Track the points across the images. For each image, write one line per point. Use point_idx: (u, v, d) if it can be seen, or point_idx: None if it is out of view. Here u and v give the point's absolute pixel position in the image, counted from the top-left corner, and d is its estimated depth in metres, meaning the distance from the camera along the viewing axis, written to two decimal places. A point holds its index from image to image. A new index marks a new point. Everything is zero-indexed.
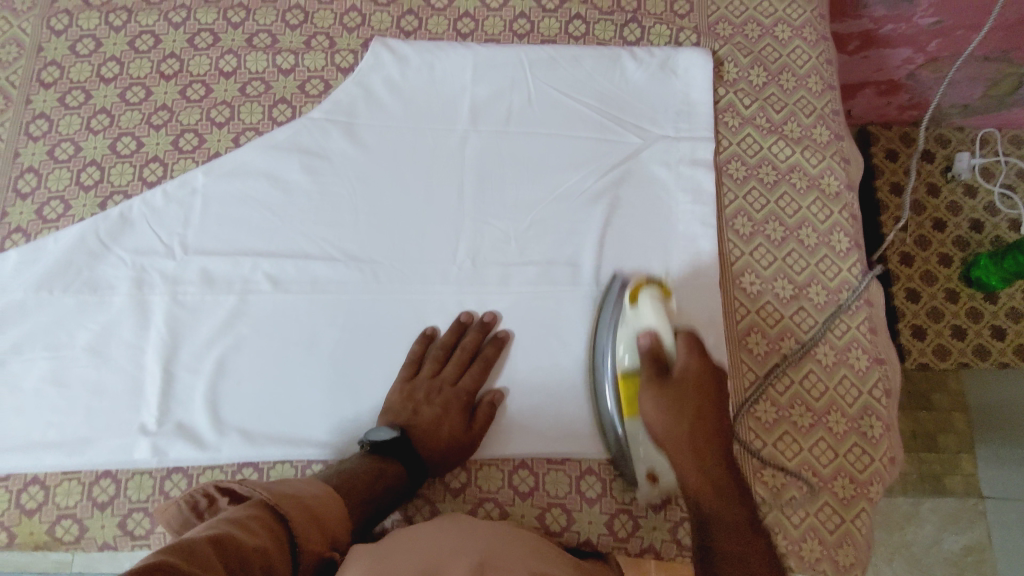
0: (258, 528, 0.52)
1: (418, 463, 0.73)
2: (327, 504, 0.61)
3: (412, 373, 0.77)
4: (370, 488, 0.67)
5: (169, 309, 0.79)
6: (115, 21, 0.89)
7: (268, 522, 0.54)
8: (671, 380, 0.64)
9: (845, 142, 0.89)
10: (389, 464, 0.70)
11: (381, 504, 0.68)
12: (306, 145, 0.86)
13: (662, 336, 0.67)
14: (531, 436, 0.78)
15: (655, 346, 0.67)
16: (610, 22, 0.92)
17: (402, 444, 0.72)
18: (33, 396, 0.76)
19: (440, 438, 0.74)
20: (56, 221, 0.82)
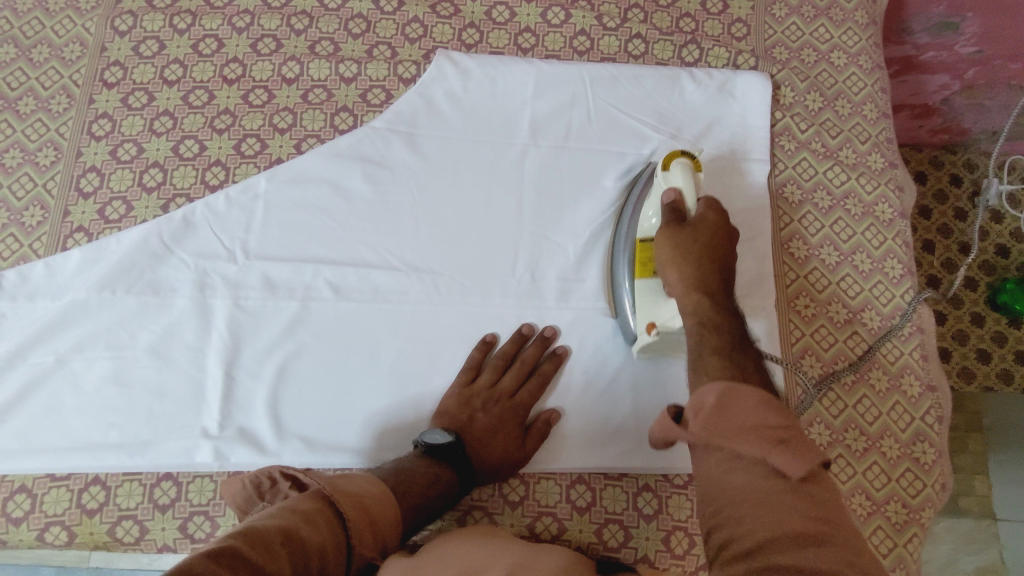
0: (320, 523, 0.55)
1: (470, 472, 0.73)
2: (381, 502, 0.63)
3: (471, 379, 0.78)
4: (422, 494, 0.68)
5: (231, 313, 0.79)
6: (179, 23, 0.89)
7: (331, 517, 0.57)
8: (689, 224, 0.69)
9: (898, 170, 0.90)
10: (443, 470, 0.71)
11: (428, 509, 0.68)
12: (368, 154, 0.86)
13: (687, 196, 0.70)
14: (583, 451, 0.78)
15: (678, 202, 0.70)
16: (670, 43, 0.93)
17: (457, 452, 0.72)
18: (94, 396, 0.76)
19: (494, 450, 0.74)
20: (119, 221, 0.82)
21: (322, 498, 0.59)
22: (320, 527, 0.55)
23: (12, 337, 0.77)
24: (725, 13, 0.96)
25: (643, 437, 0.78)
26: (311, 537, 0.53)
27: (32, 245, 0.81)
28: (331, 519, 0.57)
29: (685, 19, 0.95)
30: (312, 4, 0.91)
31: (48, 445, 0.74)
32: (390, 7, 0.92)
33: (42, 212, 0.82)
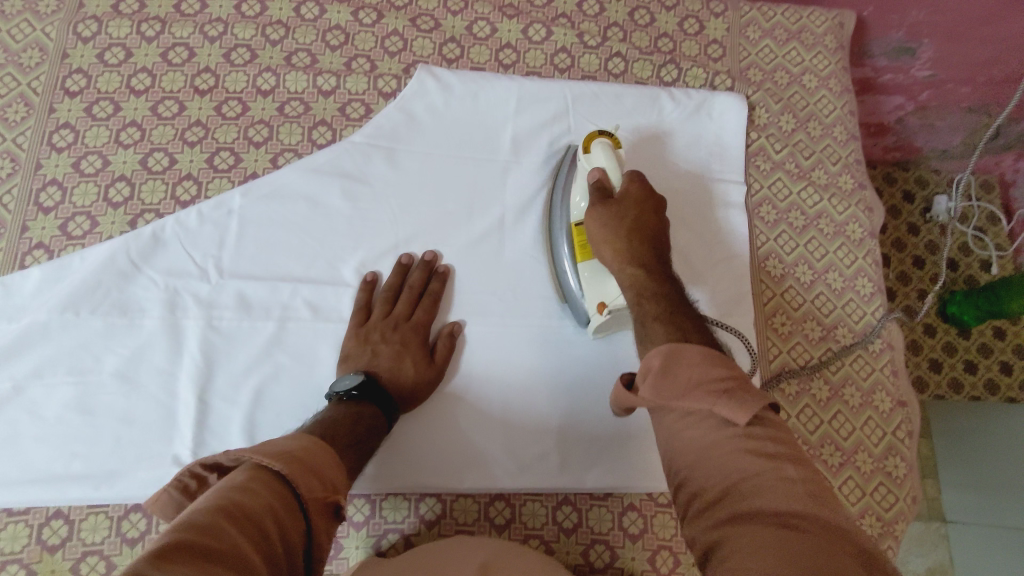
0: (258, 490, 0.48)
1: (389, 403, 0.72)
2: (316, 451, 0.56)
3: (364, 318, 0.78)
4: (352, 432, 0.64)
5: (203, 335, 0.76)
6: (147, 31, 0.86)
7: (267, 481, 0.50)
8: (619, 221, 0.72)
9: (867, 191, 0.93)
10: (363, 406, 0.68)
11: (365, 444, 0.64)
12: (347, 169, 0.83)
13: (611, 176, 0.74)
14: (512, 408, 0.78)
15: (603, 181, 0.74)
16: (649, 63, 0.94)
17: (371, 388, 0.71)
18: (57, 425, 0.72)
19: (406, 379, 0.74)
20: (82, 238, 0.78)
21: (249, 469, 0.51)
22: (260, 496, 0.48)
23: None
24: (701, 34, 0.97)
25: (624, 452, 0.78)
26: (253, 509, 0.46)
27: None
28: (270, 484, 0.50)
29: (663, 38, 0.96)
30: (287, 13, 0.89)
31: (5, 478, 0.70)
32: (368, 19, 0.90)
33: None
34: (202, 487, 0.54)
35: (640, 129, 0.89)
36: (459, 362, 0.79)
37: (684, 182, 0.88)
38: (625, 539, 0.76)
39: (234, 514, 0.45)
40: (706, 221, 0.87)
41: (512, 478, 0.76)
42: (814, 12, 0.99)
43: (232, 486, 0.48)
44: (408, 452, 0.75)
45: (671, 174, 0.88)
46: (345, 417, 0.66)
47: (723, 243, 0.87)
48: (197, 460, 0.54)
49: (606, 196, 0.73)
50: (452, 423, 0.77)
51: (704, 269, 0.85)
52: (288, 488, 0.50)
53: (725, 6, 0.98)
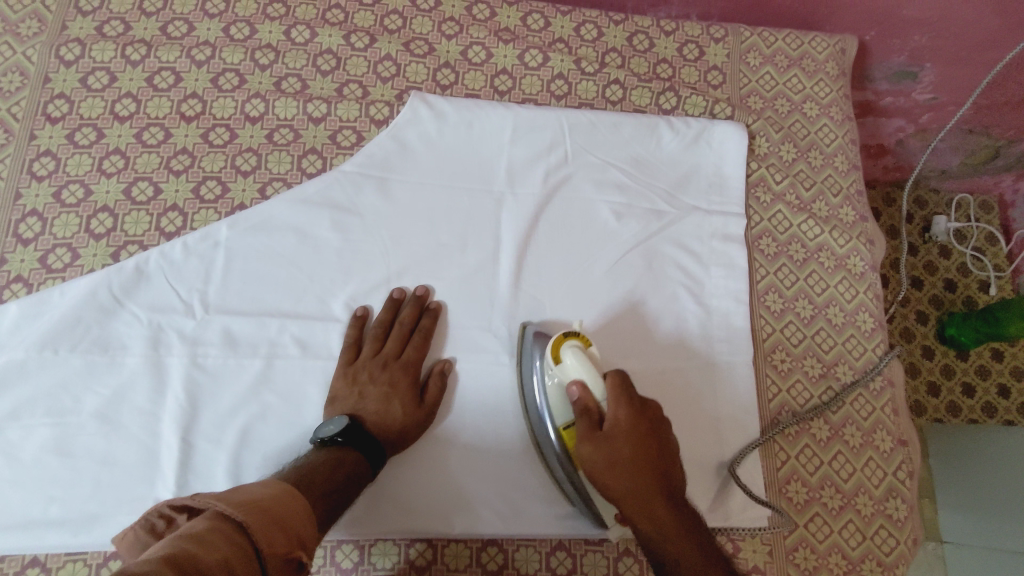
0: (215, 539, 0.45)
1: (376, 447, 0.69)
2: (288, 504, 0.53)
3: (354, 356, 0.76)
4: (331, 479, 0.62)
5: (187, 373, 0.73)
6: (132, 54, 0.83)
7: (226, 529, 0.47)
8: (604, 432, 0.65)
9: (869, 223, 0.91)
10: (348, 451, 0.66)
11: (348, 492, 0.62)
12: (337, 200, 0.81)
13: (591, 388, 0.66)
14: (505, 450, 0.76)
15: (586, 401, 0.66)
16: (648, 90, 0.92)
17: (356, 432, 0.69)
18: (34, 468, 0.69)
19: (394, 422, 0.72)
20: (62, 271, 0.76)
21: (213, 516, 0.48)
22: (215, 543, 0.44)
23: None
24: (701, 59, 0.95)
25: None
26: (204, 555, 0.42)
27: None
28: (230, 533, 0.46)
29: (662, 64, 0.94)
30: (277, 37, 0.87)
31: None
32: (360, 43, 0.88)
33: None
34: (166, 529, 0.50)
35: (606, 312, 0.81)
36: (451, 401, 0.77)
37: (668, 353, 0.81)
38: None
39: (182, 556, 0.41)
40: (692, 401, 0.80)
41: (505, 524, 0.74)
42: (816, 38, 0.98)
43: (188, 532, 0.45)
44: (398, 496, 0.73)
45: (652, 350, 0.81)
46: (332, 465, 0.64)
47: (713, 437, 0.79)
48: (167, 501, 0.52)
49: (596, 430, 0.65)
50: (444, 466, 0.75)
51: (689, 473, 0.78)
52: (247, 537, 0.46)
53: (725, 31, 0.96)
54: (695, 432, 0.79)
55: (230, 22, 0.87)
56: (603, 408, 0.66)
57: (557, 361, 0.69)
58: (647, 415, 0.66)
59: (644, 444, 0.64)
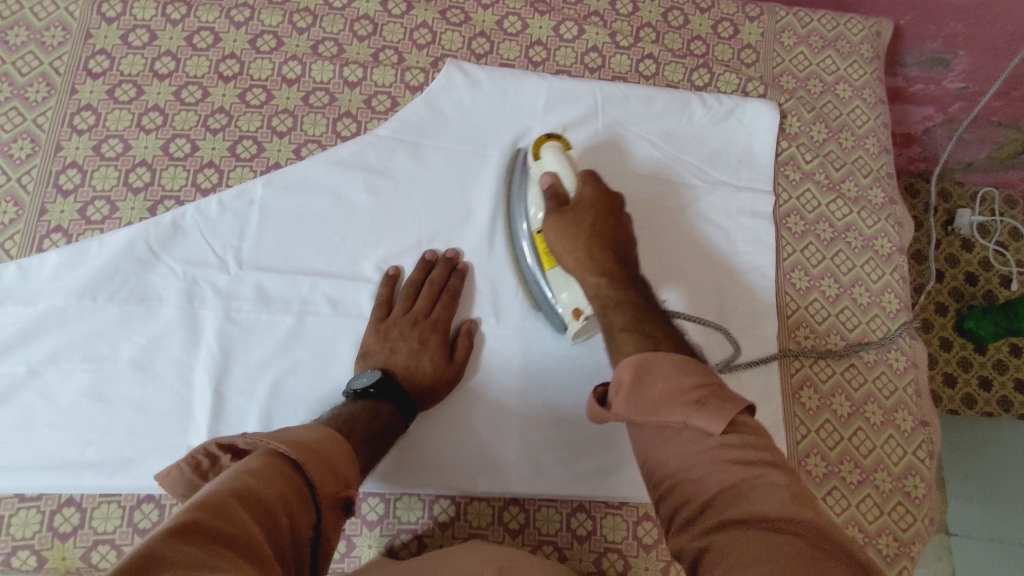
0: (272, 475, 0.47)
1: (407, 401, 0.71)
2: (332, 445, 0.55)
3: (385, 313, 0.77)
4: (367, 429, 0.64)
5: (221, 326, 0.75)
6: (173, 14, 0.84)
7: (281, 468, 0.49)
8: (570, 207, 0.68)
9: (897, 206, 0.91)
10: (381, 404, 0.67)
11: (379, 442, 0.64)
12: (371, 162, 0.82)
13: (563, 178, 0.70)
14: (529, 411, 0.77)
15: (556, 186, 0.69)
16: (681, 66, 0.92)
17: (388, 385, 0.69)
18: (71, 410, 0.71)
19: (424, 376, 0.73)
20: (101, 223, 0.77)
21: (266, 453, 0.50)
22: (272, 481, 0.47)
23: None
24: (735, 38, 0.95)
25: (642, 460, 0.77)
26: (264, 492, 0.45)
27: (4, 244, 0.75)
28: (284, 471, 0.49)
29: (696, 41, 0.94)
30: (316, 1, 0.87)
31: (17, 463, 0.69)
32: (397, 10, 0.89)
33: (15, 209, 0.76)
34: (214, 465, 0.53)
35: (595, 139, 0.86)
36: (477, 361, 0.78)
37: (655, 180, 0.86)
38: (640, 550, 0.74)
39: (245, 492, 0.44)
40: (674, 239, 0.84)
41: (528, 484, 0.75)
42: (851, 20, 0.97)
43: (246, 468, 0.47)
44: (422, 452, 0.74)
45: (637, 178, 0.85)
46: (364, 415, 0.65)
47: (698, 275, 0.84)
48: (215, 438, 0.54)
49: (563, 206, 0.68)
50: (468, 425, 0.76)
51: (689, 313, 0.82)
52: (301, 475, 0.49)
53: (760, 10, 0.96)
54: (681, 266, 0.83)
55: None
56: (571, 191, 0.69)
57: (537, 158, 0.73)
58: (613, 201, 0.69)
59: (607, 218, 0.68)
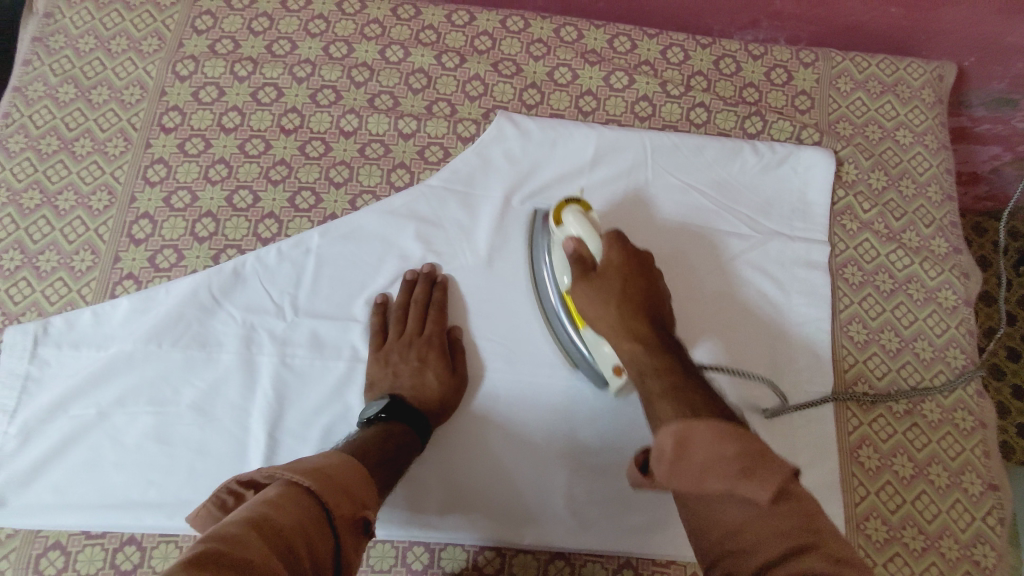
0: (288, 505, 0.49)
1: (421, 423, 0.72)
2: (347, 470, 0.56)
3: (382, 339, 0.79)
4: (383, 448, 0.65)
5: (277, 372, 0.77)
6: (240, 71, 0.89)
7: (296, 497, 0.50)
8: (597, 275, 0.67)
9: (963, 255, 0.88)
10: (393, 425, 0.69)
11: (397, 461, 0.65)
12: (422, 212, 0.84)
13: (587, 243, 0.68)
14: (579, 462, 0.76)
15: (581, 252, 0.68)
16: (734, 113, 0.92)
17: (397, 409, 0.72)
18: (135, 452, 0.74)
19: (431, 395, 0.75)
20: (169, 270, 0.81)
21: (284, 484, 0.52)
22: (288, 509, 0.48)
23: (52, 389, 0.75)
24: (790, 84, 0.94)
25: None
26: (280, 519, 0.47)
27: (80, 290, 0.80)
28: (300, 499, 0.50)
29: (748, 88, 0.93)
30: (373, 56, 0.91)
31: (84, 501, 0.72)
32: (451, 63, 0.91)
33: (92, 257, 0.81)
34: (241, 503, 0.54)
35: (613, 203, 0.86)
36: (478, 385, 0.79)
37: (682, 232, 0.85)
38: None
39: (262, 522, 0.46)
40: (696, 281, 0.83)
41: (574, 536, 0.74)
42: (911, 65, 0.95)
43: (264, 499, 0.49)
44: (450, 493, 0.75)
45: (659, 232, 0.85)
46: (379, 436, 0.67)
47: (718, 313, 0.82)
48: (236, 476, 0.55)
49: (590, 273, 0.67)
50: (506, 470, 0.76)
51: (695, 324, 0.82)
52: (317, 502, 0.50)
53: (815, 56, 0.95)
54: (709, 314, 0.82)
55: (330, 41, 0.91)
56: (597, 258, 0.68)
57: (559, 224, 0.72)
58: (638, 259, 0.69)
59: (637, 277, 0.67)
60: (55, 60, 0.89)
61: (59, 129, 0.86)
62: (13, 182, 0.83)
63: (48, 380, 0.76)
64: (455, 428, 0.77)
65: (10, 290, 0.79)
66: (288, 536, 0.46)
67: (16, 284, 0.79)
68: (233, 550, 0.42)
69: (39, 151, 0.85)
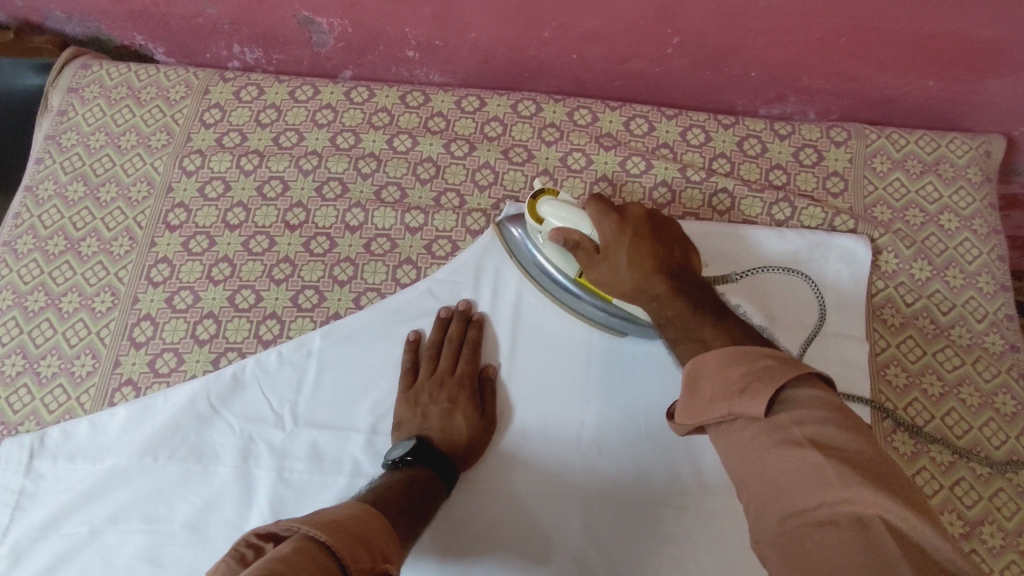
0: (305, 561, 0.45)
1: (448, 468, 0.71)
2: (366, 520, 0.54)
3: (412, 379, 0.78)
4: (407, 496, 0.63)
5: (274, 487, 0.73)
6: (246, 164, 0.87)
7: (314, 550, 0.47)
8: (600, 257, 0.66)
9: (1022, 353, 0.79)
10: (419, 469, 0.68)
11: (420, 510, 0.63)
12: (430, 311, 0.81)
13: (578, 228, 0.67)
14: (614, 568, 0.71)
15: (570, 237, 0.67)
16: (760, 199, 0.86)
17: (425, 451, 0.70)
18: (125, 574, 0.71)
19: (459, 438, 0.73)
20: (168, 375, 0.78)
21: (301, 538, 0.48)
22: (305, 563, 0.45)
23: (45, 505, 0.73)
24: (821, 164, 0.88)
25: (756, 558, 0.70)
26: (296, 575, 0.43)
27: (79, 397, 0.78)
28: (316, 553, 0.47)
29: (775, 170, 0.88)
30: (381, 146, 0.88)
31: None
32: (460, 152, 0.88)
33: (92, 361, 0.79)
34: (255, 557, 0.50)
35: None
36: (508, 424, 0.77)
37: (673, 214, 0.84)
38: None
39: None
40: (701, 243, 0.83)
41: None
42: (955, 140, 0.88)
43: (279, 555, 0.46)
44: (481, 554, 0.72)
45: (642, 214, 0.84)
46: None
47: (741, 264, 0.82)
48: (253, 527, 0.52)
49: (595, 257, 0.67)
50: (538, 525, 0.72)
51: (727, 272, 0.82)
52: (334, 557, 0.47)
53: (848, 134, 0.89)
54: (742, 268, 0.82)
55: (337, 131, 0.89)
56: (596, 241, 0.67)
57: (540, 223, 0.71)
58: (629, 222, 0.67)
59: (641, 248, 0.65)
60: (67, 158, 0.89)
61: (68, 228, 0.86)
62: (20, 285, 0.83)
63: (41, 495, 0.74)
64: (482, 520, 0.73)
65: (12, 397, 0.79)
66: None
67: (17, 391, 0.79)
68: None
69: (46, 252, 0.85)
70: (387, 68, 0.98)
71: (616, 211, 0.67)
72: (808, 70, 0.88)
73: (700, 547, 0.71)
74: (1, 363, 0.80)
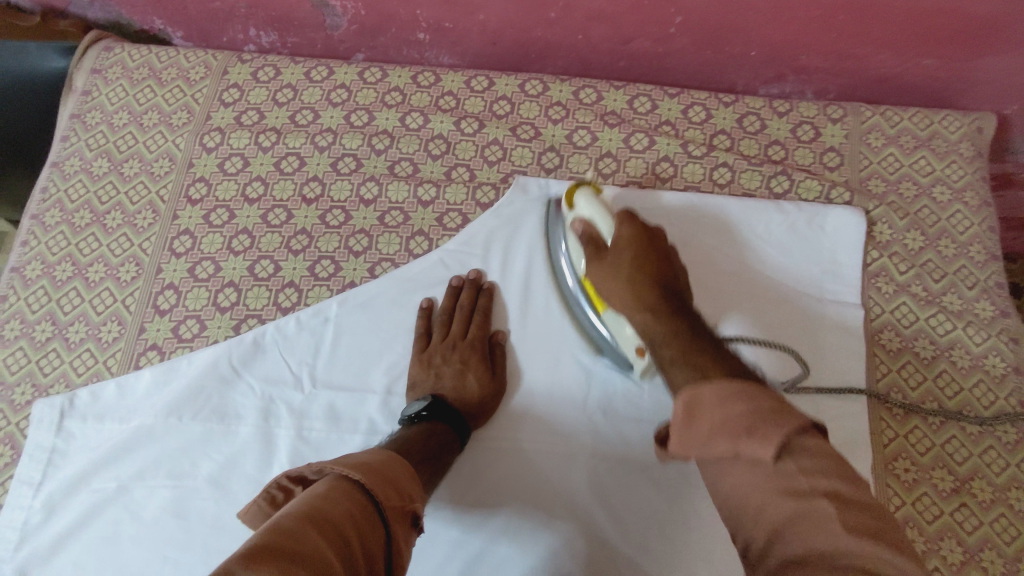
0: (342, 500, 0.48)
1: (462, 424, 0.74)
2: (393, 464, 0.56)
3: (425, 343, 0.81)
4: (425, 447, 0.67)
5: (294, 445, 0.77)
6: (264, 141, 0.91)
7: (346, 491, 0.49)
8: (607, 258, 0.68)
9: (1011, 319, 0.82)
10: (435, 424, 0.71)
11: (438, 459, 0.66)
12: (442, 280, 0.84)
13: (598, 224, 0.70)
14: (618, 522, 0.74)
15: (591, 232, 0.70)
16: (759, 173, 0.89)
17: (440, 408, 0.73)
18: (153, 526, 0.74)
19: (471, 397, 0.77)
20: (191, 340, 0.82)
21: (331, 480, 0.50)
22: (341, 502, 0.48)
23: (76, 462, 0.77)
24: (818, 140, 0.91)
25: None
26: (334, 512, 0.46)
27: (106, 362, 0.81)
28: (348, 492, 0.49)
29: (774, 146, 0.91)
30: (393, 123, 0.92)
31: None
32: (470, 129, 0.91)
33: (118, 328, 0.83)
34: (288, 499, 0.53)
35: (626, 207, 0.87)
36: (518, 384, 0.80)
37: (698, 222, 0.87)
38: None
39: (315, 515, 0.45)
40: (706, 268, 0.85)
41: None
42: (947, 117, 0.91)
43: (313, 494, 0.48)
44: (492, 510, 0.75)
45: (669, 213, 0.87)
46: None
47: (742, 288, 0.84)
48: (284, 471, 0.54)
49: (603, 257, 0.68)
50: (545, 481, 0.76)
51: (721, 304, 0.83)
52: (365, 495, 0.49)
53: (844, 111, 0.92)
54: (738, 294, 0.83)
55: (351, 109, 0.92)
56: (609, 240, 0.69)
57: (574, 206, 0.74)
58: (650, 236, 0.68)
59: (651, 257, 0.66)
60: (91, 136, 0.93)
61: (93, 203, 0.89)
62: (48, 256, 0.87)
63: (71, 453, 0.77)
64: (491, 477, 0.76)
65: (42, 362, 0.82)
66: (342, 527, 0.46)
67: (46, 356, 0.82)
68: (285, 541, 0.42)
69: (73, 225, 0.88)
70: (398, 49, 1.02)
71: (638, 221, 0.69)
72: (805, 49, 0.91)
73: (699, 500, 0.74)
74: (30, 330, 0.83)
